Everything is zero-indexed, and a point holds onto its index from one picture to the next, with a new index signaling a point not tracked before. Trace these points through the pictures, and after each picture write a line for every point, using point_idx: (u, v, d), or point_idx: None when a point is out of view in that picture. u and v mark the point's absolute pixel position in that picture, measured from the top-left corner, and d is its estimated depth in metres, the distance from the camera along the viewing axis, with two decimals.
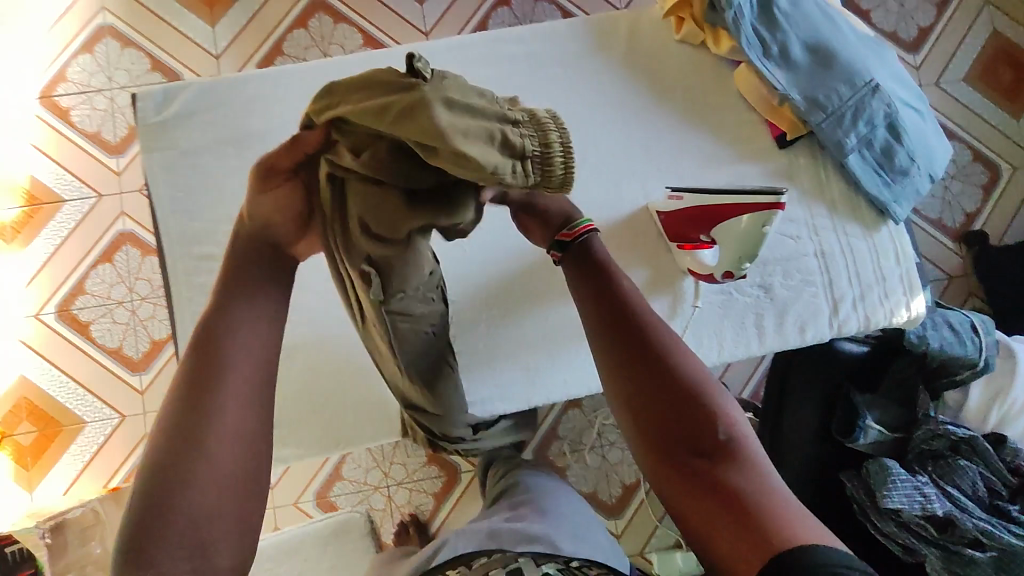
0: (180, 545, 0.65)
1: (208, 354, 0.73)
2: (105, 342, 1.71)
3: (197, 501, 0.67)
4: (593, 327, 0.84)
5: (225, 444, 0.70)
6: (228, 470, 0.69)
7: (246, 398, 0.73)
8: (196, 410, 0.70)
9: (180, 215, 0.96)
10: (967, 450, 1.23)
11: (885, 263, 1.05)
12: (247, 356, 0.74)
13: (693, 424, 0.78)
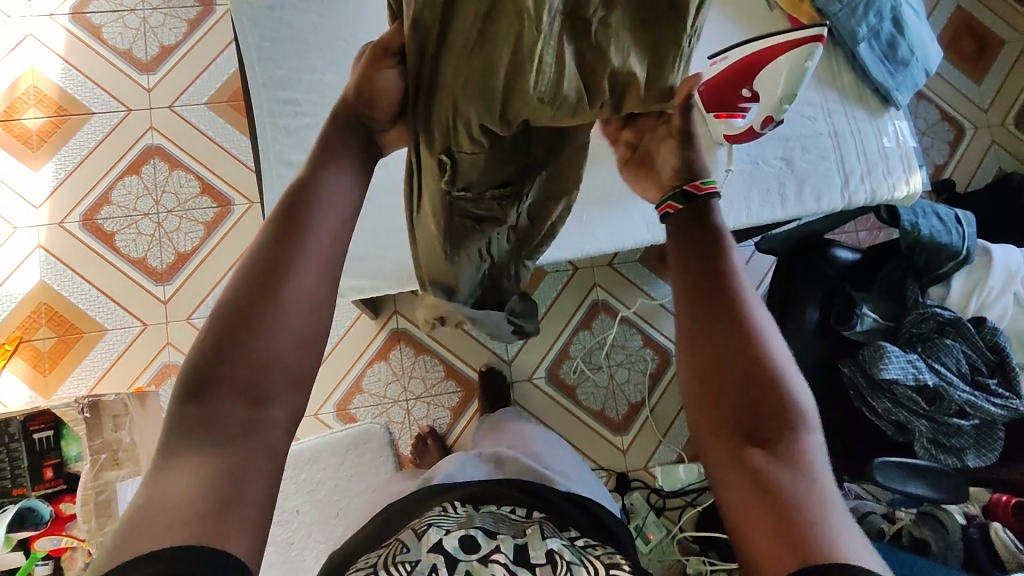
0: (237, 402, 0.64)
1: (293, 221, 0.68)
2: (130, 252, 1.73)
3: (251, 356, 0.64)
4: (678, 282, 0.77)
5: (289, 323, 0.66)
6: (293, 344, 0.66)
7: (315, 286, 0.67)
8: (272, 282, 0.66)
9: (266, 62, 1.03)
10: (952, 331, 1.36)
11: (889, 144, 1.19)
12: (329, 233, 0.69)
13: (751, 395, 0.71)
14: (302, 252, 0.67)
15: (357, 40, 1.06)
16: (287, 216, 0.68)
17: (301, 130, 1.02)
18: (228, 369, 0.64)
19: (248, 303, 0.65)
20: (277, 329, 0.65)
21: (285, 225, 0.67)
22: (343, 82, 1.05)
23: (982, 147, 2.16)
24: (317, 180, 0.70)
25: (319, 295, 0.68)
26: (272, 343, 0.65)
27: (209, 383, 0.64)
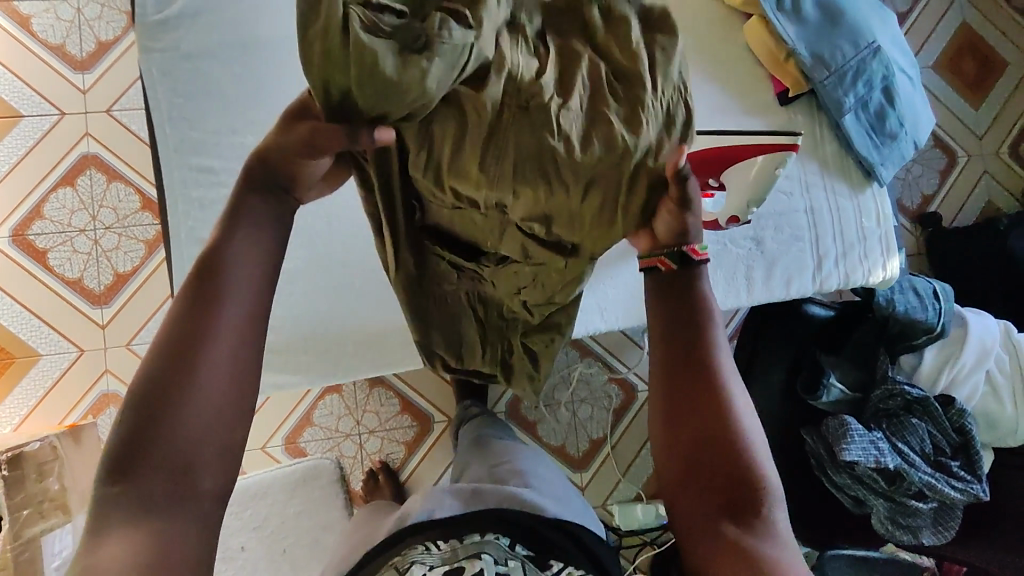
0: (164, 474, 0.55)
1: (210, 279, 0.59)
2: (64, 272, 1.62)
3: (186, 427, 0.56)
4: (659, 347, 0.71)
5: (217, 381, 0.58)
6: (215, 406, 0.58)
7: (240, 348, 0.59)
8: (191, 346, 0.57)
9: (179, 121, 0.91)
10: (918, 410, 1.31)
11: (868, 223, 1.10)
12: (255, 290, 0.61)
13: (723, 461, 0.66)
14: (220, 313, 0.59)
15: (284, 96, 0.94)
16: (203, 278, 0.59)
17: (217, 201, 0.91)
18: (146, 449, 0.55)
19: (169, 371, 0.57)
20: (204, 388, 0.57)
21: (202, 290, 0.59)
22: None
23: (973, 178, 2.06)
24: (234, 237, 0.61)
25: (247, 353, 0.60)
26: (191, 414, 0.56)
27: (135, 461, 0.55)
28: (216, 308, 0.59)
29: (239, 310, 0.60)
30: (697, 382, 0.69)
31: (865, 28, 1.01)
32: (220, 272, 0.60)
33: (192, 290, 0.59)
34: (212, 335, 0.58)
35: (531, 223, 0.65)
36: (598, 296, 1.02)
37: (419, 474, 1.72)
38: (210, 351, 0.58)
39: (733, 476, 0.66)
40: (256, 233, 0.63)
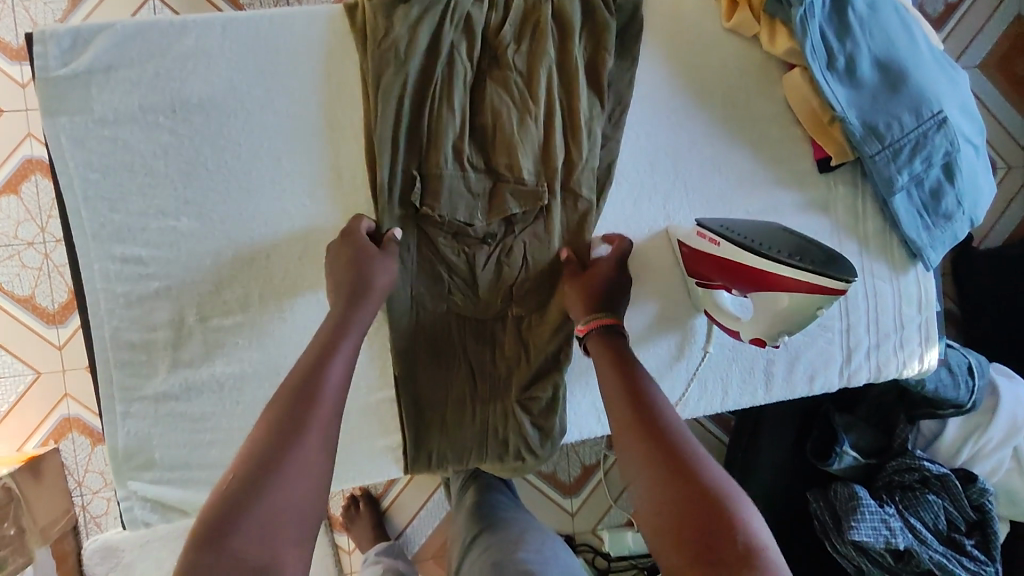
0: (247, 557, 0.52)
1: (316, 367, 0.67)
2: (13, 289, 1.48)
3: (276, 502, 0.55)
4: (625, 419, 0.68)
5: (300, 480, 0.58)
6: (294, 496, 0.56)
7: (326, 448, 0.61)
8: (290, 436, 0.59)
9: (99, 203, 0.76)
10: (936, 485, 1.21)
11: (907, 310, 0.96)
12: (340, 390, 0.67)
13: (715, 516, 0.57)
14: (321, 400, 0.64)
15: (227, 171, 0.79)
16: (300, 385, 0.64)
17: (147, 297, 0.77)
18: (232, 542, 0.52)
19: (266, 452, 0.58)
20: (282, 487, 0.56)
21: (306, 378, 0.66)
22: (206, 230, 0.78)
23: (1008, 193, 1.81)
24: (363, 304, 0.75)
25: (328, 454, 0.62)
26: (275, 500, 0.55)
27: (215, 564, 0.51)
28: (315, 398, 0.64)
29: (334, 387, 0.66)
30: (668, 433, 0.65)
31: (930, 95, 0.86)
32: (330, 353, 0.69)
33: (288, 392, 0.64)
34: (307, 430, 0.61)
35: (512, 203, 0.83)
36: (594, 396, 0.90)
37: (403, 501, 1.65)
38: (304, 443, 0.60)
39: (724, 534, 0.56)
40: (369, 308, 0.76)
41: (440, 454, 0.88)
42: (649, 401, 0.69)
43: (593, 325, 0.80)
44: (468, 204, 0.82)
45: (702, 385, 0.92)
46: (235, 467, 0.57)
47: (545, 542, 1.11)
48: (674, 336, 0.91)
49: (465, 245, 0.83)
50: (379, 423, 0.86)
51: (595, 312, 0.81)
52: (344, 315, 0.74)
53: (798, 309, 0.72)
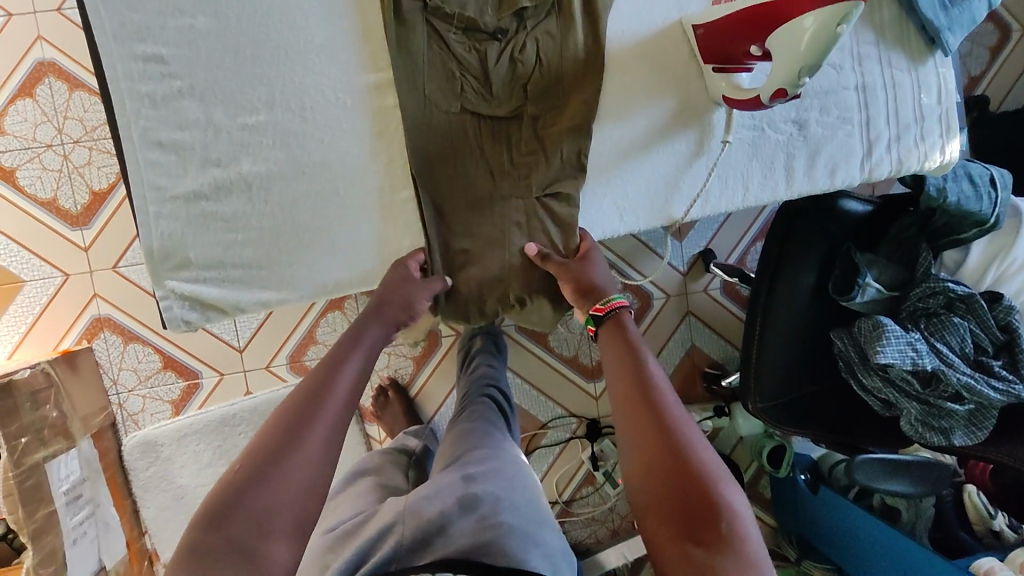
0: (240, 535, 0.58)
1: (327, 375, 0.74)
2: (36, 193, 1.50)
3: (278, 494, 0.61)
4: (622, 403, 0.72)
5: (289, 477, 0.63)
6: (284, 489, 0.62)
7: (327, 453, 0.67)
8: (291, 434, 0.66)
9: (117, 1, 0.76)
10: (961, 308, 1.21)
11: (927, 100, 0.96)
12: (347, 399, 0.73)
13: (687, 498, 0.61)
14: (324, 408, 0.70)
15: None
16: (305, 395, 0.71)
17: (171, 97, 0.78)
18: (231, 519, 0.59)
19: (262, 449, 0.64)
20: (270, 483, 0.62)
21: (316, 384, 0.72)
22: (223, 29, 0.79)
23: None
24: (372, 328, 0.82)
25: (328, 448, 0.68)
26: (264, 493, 0.61)
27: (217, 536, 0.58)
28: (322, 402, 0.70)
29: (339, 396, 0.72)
30: (651, 417, 0.69)
31: None
32: (340, 365, 0.76)
33: (296, 398, 0.70)
34: (307, 428, 0.67)
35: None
36: (616, 194, 0.90)
37: (429, 390, 1.68)
38: (303, 441, 0.66)
39: (700, 518, 0.59)
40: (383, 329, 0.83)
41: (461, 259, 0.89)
42: (643, 378, 0.73)
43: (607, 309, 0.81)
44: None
45: (724, 180, 0.92)
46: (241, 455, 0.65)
47: (519, 468, 1.07)
48: (691, 132, 0.90)
49: (476, 42, 0.83)
50: (405, 227, 0.88)
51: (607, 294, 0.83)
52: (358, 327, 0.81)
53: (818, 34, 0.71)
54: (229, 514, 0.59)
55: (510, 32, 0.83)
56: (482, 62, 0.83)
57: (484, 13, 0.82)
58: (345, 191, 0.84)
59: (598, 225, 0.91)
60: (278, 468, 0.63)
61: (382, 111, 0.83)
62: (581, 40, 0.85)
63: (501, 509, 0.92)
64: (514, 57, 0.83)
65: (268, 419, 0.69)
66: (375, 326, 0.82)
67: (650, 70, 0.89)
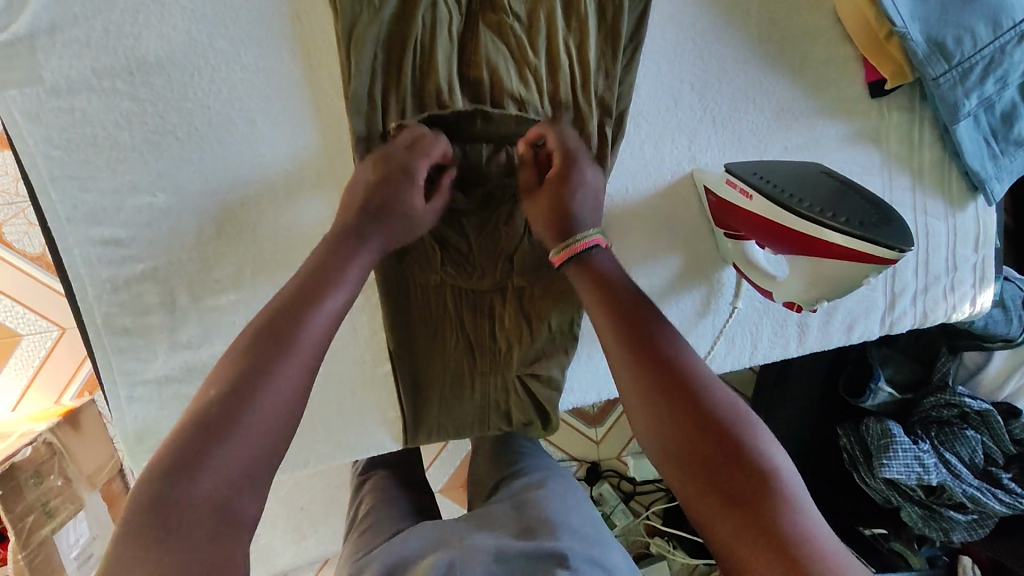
0: (206, 515, 0.45)
1: (290, 306, 0.56)
2: (24, 248, 1.22)
3: (216, 474, 0.46)
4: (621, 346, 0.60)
5: (243, 441, 0.48)
6: (259, 443, 0.49)
7: (286, 413, 0.51)
8: (243, 391, 0.50)
9: (67, 181, 0.69)
10: (976, 421, 1.16)
11: (962, 250, 0.87)
12: (318, 344, 0.56)
13: (726, 461, 0.52)
14: (292, 348, 0.53)
15: (198, 139, 0.71)
16: (260, 333, 0.54)
17: (134, 281, 0.72)
18: (177, 493, 0.44)
19: (215, 413, 0.48)
20: (228, 445, 0.47)
21: (281, 316, 0.55)
22: (186, 206, 0.72)
23: None
24: (350, 257, 0.62)
25: (291, 413, 0.52)
26: (232, 453, 0.47)
27: (168, 522, 0.43)
28: (285, 343, 0.53)
29: (312, 332, 0.55)
30: (678, 379, 0.57)
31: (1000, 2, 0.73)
32: (316, 292, 0.58)
33: (248, 341, 0.53)
34: (270, 382, 0.51)
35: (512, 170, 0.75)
36: None
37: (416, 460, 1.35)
38: (268, 396, 0.50)
39: (746, 471, 0.51)
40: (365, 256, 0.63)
41: (440, 429, 0.83)
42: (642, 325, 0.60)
43: (567, 255, 0.67)
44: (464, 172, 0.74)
45: (730, 340, 0.86)
46: (185, 419, 0.49)
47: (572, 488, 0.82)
48: (696, 292, 0.84)
49: (458, 214, 0.77)
50: (385, 394, 0.81)
51: (578, 232, 0.68)
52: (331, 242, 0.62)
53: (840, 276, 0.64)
54: (179, 486, 0.45)
55: (501, 203, 0.78)
56: (466, 237, 0.78)
57: (482, 181, 0.76)
58: (324, 366, 0.78)
59: (592, 389, 0.86)
60: (233, 428, 0.48)
61: (362, 284, 0.77)
62: None
63: (561, 533, 0.71)
64: (502, 230, 0.78)
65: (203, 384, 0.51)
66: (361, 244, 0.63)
67: (654, 230, 0.81)
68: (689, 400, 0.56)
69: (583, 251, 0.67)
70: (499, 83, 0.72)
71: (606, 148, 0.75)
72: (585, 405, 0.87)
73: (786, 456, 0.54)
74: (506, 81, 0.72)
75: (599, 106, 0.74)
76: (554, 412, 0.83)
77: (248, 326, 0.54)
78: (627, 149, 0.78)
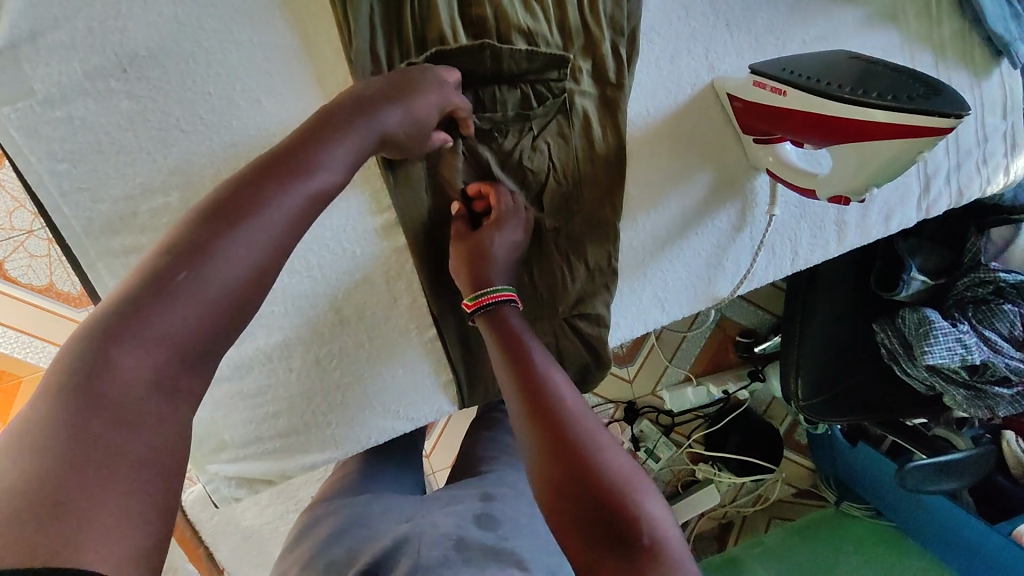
0: (140, 388, 0.45)
1: (264, 175, 0.53)
2: (30, 280, 1.18)
3: (145, 353, 0.45)
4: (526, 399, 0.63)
5: (189, 310, 0.47)
6: (197, 332, 0.48)
7: (234, 299, 0.50)
8: (198, 259, 0.48)
9: (78, 194, 0.66)
10: (1012, 294, 1.17)
11: (991, 119, 0.86)
12: (291, 224, 0.53)
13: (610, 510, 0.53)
14: (258, 228, 0.51)
15: (204, 128, 0.68)
16: (232, 200, 0.51)
17: None
18: (110, 358, 0.44)
19: (156, 280, 0.47)
20: (167, 316, 0.46)
21: (256, 183, 0.53)
22: (202, 200, 0.69)
23: None
24: (346, 127, 0.58)
25: (251, 285, 0.51)
26: (169, 328, 0.46)
27: (101, 384, 0.44)
28: (254, 217, 0.51)
29: (284, 212, 0.53)
30: (570, 431, 0.59)
31: None
32: (299, 166, 0.55)
33: (218, 204, 0.51)
34: (224, 258, 0.49)
35: (529, 106, 0.72)
36: (655, 286, 0.82)
37: (437, 462, 1.37)
38: (212, 274, 0.49)
39: (622, 521, 0.53)
40: (360, 128, 0.59)
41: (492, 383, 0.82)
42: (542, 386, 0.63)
43: (482, 304, 0.70)
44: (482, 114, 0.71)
45: (769, 250, 0.85)
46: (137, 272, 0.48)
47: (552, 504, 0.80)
48: (729, 207, 0.82)
49: (479, 161, 0.73)
50: (434, 360, 0.80)
51: (489, 285, 0.71)
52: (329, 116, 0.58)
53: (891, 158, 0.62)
54: (118, 348, 0.45)
55: (522, 143, 0.73)
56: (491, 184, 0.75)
57: (497, 124, 0.72)
58: (371, 342, 0.76)
59: (639, 320, 0.83)
60: (178, 296, 0.47)
61: (395, 251, 0.75)
62: (602, 134, 0.75)
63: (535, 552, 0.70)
64: (527, 173, 0.75)
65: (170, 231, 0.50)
66: (361, 119, 0.59)
67: (681, 149, 0.79)
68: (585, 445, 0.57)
69: (494, 305, 0.70)
70: (507, 18, 0.69)
71: (623, 69, 0.74)
72: (635, 337, 0.84)
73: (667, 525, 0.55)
74: (515, 13, 0.69)
75: (609, 26, 0.73)
76: (605, 349, 0.81)
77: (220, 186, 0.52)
78: (647, 67, 0.77)
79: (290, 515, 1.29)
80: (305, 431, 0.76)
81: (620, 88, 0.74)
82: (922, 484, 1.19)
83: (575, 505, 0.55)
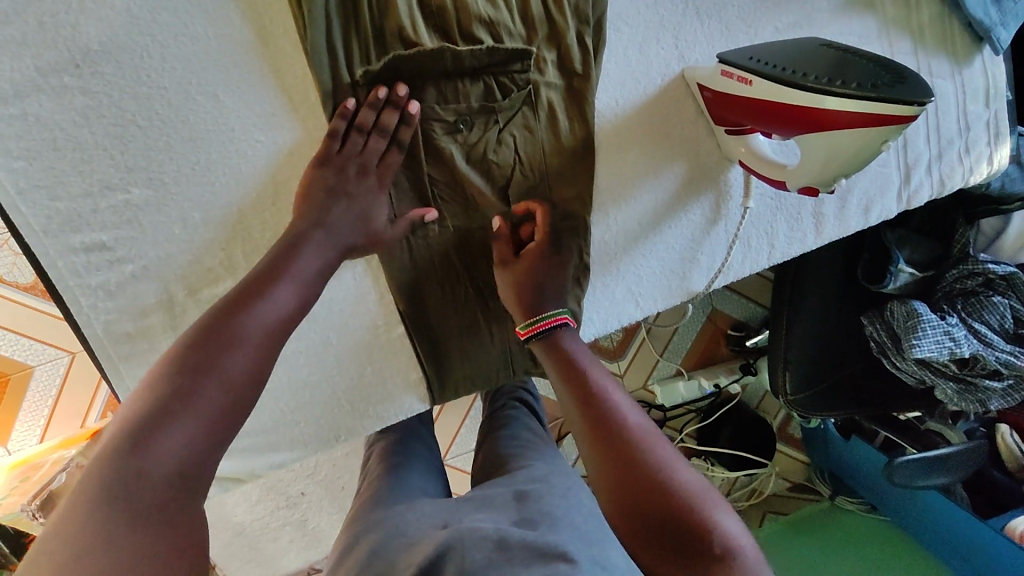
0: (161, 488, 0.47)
1: (250, 294, 0.59)
2: (15, 278, 1.17)
3: (166, 455, 0.48)
4: (579, 420, 0.63)
5: (201, 417, 0.51)
6: (207, 427, 0.51)
7: (235, 397, 0.54)
8: (196, 376, 0.52)
9: (35, 192, 0.65)
10: (1001, 286, 1.15)
11: (974, 107, 0.84)
12: (272, 336, 0.58)
13: (683, 518, 0.53)
14: (245, 341, 0.56)
15: (161, 123, 0.67)
16: (215, 322, 0.55)
17: (127, 284, 0.69)
18: (138, 465, 0.47)
19: (165, 393, 0.50)
20: (183, 428, 0.49)
21: (241, 301, 0.58)
22: (164, 197, 0.68)
23: None
24: (302, 244, 0.64)
25: (245, 394, 0.55)
26: (182, 431, 0.49)
27: (126, 490, 0.45)
28: (246, 330, 0.56)
29: (265, 325, 0.58)
30: (626, 446, 0.59)
31: None
32: (274, 281, 0.60)
33: (205, 326, 0.55)
34: (223, 364, 0.53)
35: (492, 98, 0.70)
36: (629, 281, 0.81)
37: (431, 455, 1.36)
38: (216, 380, 0.53)
39: (692, 533, 0.52)
40: (318, 244, 0.65)
41: (466, 381, 0.82)
42: (593, 402, 0.64)
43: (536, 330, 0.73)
44: (443, 109, 0.69)
45: (745, 243, 0.83)
46: (138, 396, 0.51)
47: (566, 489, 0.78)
48: (703, 200, 0.81)
49: (441, 158, 0.71)
50: (408, 351, 0.78)
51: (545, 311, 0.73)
52: (298, 235, 0.64)
53: (857, 150, 0.61)
54: (137, 458, 0.47)
55: (486, 139, 0.72)
56: (453, 182, 0.73)
57: (461, 118, 0.70)
58: (338, 339, 0.75)
59: (614, 316, 0.82)
60: (192, 408, 0.51)
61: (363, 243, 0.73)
62: (568, 126, 0.74)
63: (561, 529, 0.68)
64: (492, 169, 0.73)
65: (164, 356, 0.54)
66: (318, 233, 0.65)
67: (651, 141, 0.78)
68: (646, 456, 0.57)
69: (554, 328, 0.72)
70: (468, 9, 0.68)
71: (589, 60, 0.72)
72: (610, 332, 0.83)
73: (737, 523, 0.55)
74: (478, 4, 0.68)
75: (573, 15, 0.71)
76: None
77: (213, 307, 0.57)
78: (615, 56, 0.75)
79: (281, 511, 1.29)
80: (279, 427, 0.75)
81: (584, 80, 0.73)
82: (912, 479, 1.17)
83: (646, 519, 0.54)
